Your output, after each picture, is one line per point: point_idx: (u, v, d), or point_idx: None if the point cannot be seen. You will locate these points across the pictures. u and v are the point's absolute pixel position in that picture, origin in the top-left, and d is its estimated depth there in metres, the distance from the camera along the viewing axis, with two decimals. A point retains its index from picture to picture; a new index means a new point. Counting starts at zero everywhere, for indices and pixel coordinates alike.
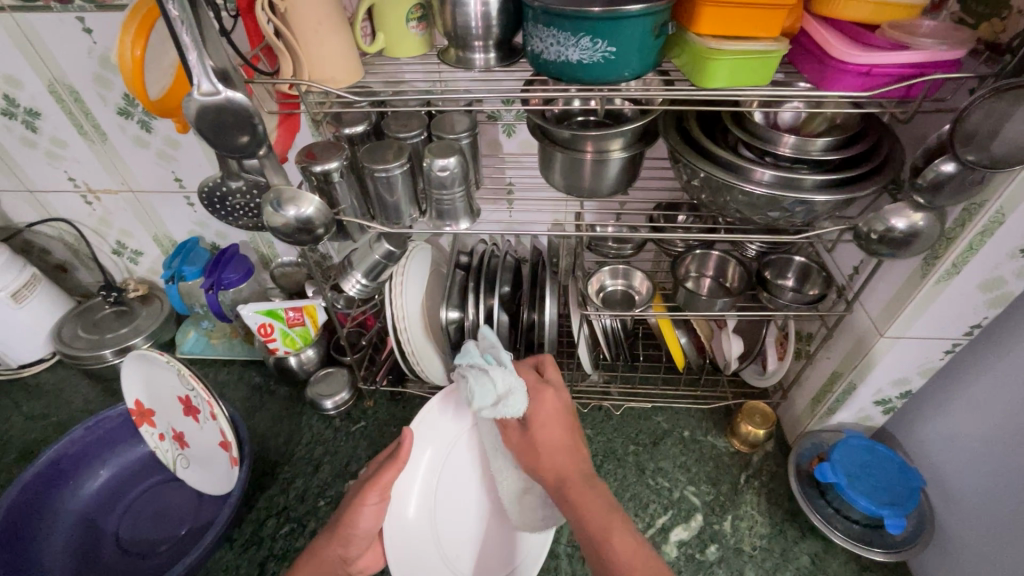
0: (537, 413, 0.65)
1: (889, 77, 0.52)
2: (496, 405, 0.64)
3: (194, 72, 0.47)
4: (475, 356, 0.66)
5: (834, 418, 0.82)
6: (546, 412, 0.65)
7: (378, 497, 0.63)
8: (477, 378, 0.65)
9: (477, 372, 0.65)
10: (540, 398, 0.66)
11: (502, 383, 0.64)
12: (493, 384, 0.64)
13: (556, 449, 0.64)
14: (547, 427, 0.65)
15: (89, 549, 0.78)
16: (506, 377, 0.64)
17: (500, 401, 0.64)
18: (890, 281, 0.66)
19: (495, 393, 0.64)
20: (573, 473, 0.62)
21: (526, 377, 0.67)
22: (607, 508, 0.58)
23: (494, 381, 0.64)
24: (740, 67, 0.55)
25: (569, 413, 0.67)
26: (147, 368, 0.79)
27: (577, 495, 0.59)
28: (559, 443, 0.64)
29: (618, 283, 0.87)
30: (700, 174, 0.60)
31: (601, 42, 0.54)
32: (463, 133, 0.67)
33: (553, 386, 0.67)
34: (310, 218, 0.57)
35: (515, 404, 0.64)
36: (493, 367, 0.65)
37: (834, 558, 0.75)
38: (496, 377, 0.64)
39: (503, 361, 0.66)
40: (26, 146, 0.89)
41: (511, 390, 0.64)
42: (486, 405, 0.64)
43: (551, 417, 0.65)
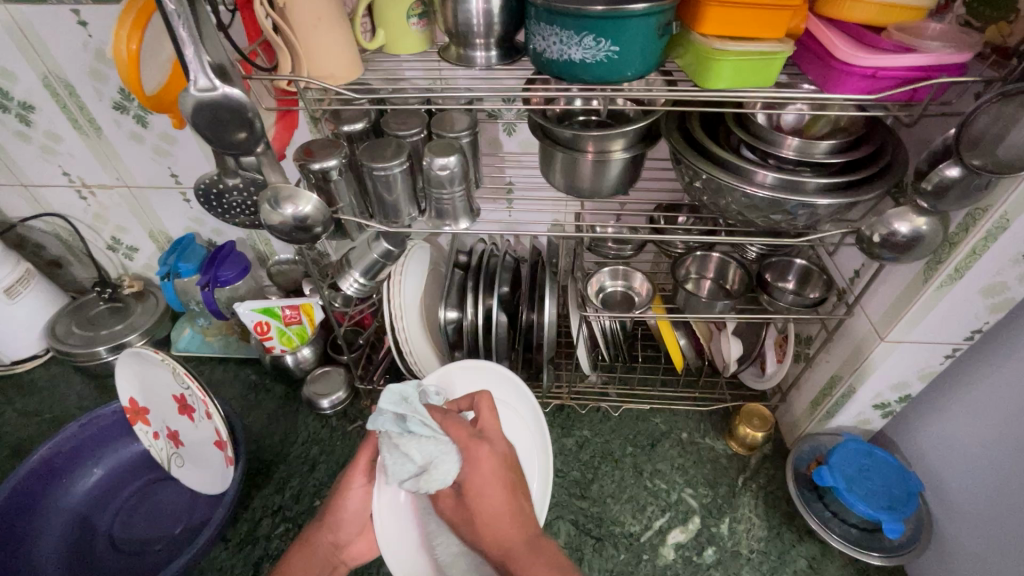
0: (470, 479, 0.56)
1: (895, 80, 0.52)
2: (417, 479, 0.56)
3: (190, 67, 0.46)
4: (389, 423, 0.57)
5: (833, 422, 0.81)
6: (478, 476, 0.56)
7: (364, 479, 0.67)
8: (393, 451, 0.57)
9: (393, 443, 0.58)
10: (472, 459, 0.57)
11: (419, 454, 0.56)
12: (410, 457, 0.56)
13: (496, 517, 0.56)
14: (482, 493, 0.56)
15: (82, 547, 0.78)
16: (425, 446, 0.56)
17: (421, 476, 0.55)
18: (892, 285, 0.65)
19: (412, 468, 0.56)
20: (514, 542, 0.55)
21: (454, 434, 0.58)
22: (557, 575, 0.52)
23: (410, 454, 0.56)
24: (745, 68, 0.54)
25: (509, 466, 0.58)
26: (141, 366, 0.79)
27: (518, 566, 0.53)
28: (498, 510, 0.56)
29: (619, 284, 0.87)
30: (702, 175, 0.59)
31: (605, 41, 0.53)
32: (463, 131, 0.66)
33: (487, 439, 0.58)
34: (307, 217, 0.56)
35: (439, 476, 0.55)
36: (408, 438, 0.56)
37: (831, 561, 0.75)
38: (412, 450, 0.56)
39: (420, 428, 0.57)
40: (19, 140, 0.88)
41: (432, 462, 0.55)
42: (406, 480, 0.56)
43: (489, 476, 0.56)
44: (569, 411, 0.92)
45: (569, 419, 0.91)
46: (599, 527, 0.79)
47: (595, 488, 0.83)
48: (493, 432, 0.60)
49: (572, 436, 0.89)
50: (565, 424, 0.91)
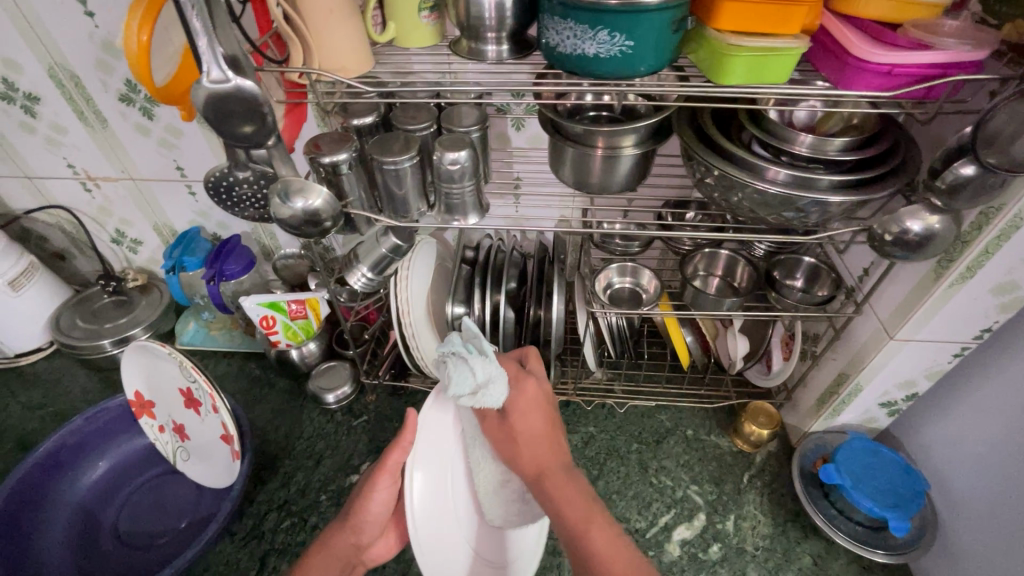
0: (516, 404, 0.60)
1: (911, 77, 0.52)
2: (475, 395, 0.57)
3: (204, 58, 0.45)
4: (457, 344, 0.58)
5: (838, 419, 0.81)
6: (524, 402, 0.61)
7: (389, 480, 0.63)
8: (454, 365, 0.57)
9: (458, 358, 0.57)
10: (521, 387, 0.62)
11: (482, 371, 0.57)
12: (473, 372, 0.56)
13: (534, 439, 0.59)
14: (524, 417, 0.60)
15: (87, 541, 0.77)
16: (487, 366, 0.57)
17: (479, 391, 0.57)
18: (901, 283, 0.65)
19: (473, 382, 0.56)
20: (550, 464, 0.58)
21: (507, 367, 0.64)
22: (586, 500, 0.54)
23: (475, 370, 0.56)
24: (759, 65, 0.54)
25: (550, 406, 0.63)
26: (147, 359, 0.78)
27: (553, 484, 0.56)
28: (538, 433, 0.60)
29: (626, 281, 0.86)
30: (714, 172, 0.59)
31: (619, 36, 0.53)
32: (473, 126, 0.66)
33: (534, 376, 0.64)
34: (318, 211, 0.56)
35: (495, 395, 0.57)
36: (473, 354, 0.57)
37: (836, 559, 0.75)
38: (477, 366, 0.57)
39: (486, 351, 0.59)
40: (24, 131, 0.88)
41: (492, 379, 0.57)
42: (462, 394, 0.56)
43: (532, 402, 0.61)
44: (575, 407, 0.92)
45: (574, 416, 0.91)
46: None
47: (600, 484, 0.83)
48: (539, 375, 0.66)
49: (578, 432, 0.89)
50: (571, 420, 0.91)
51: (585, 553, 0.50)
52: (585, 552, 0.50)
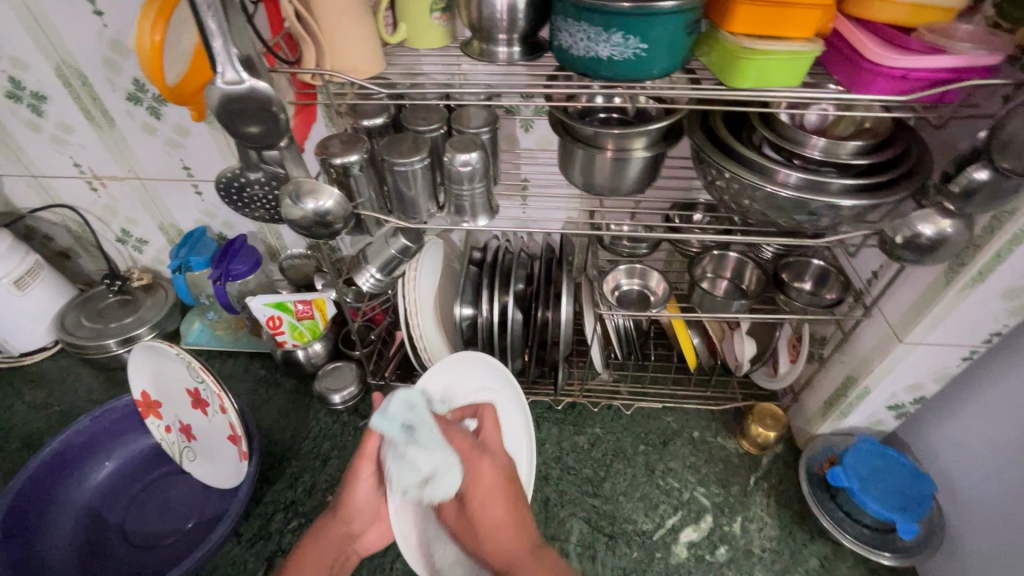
0: (473, 491, 0.59)
1: (925, 82, 0.52)
2: (423, 485, 0.57)
3: (218, 59, 0.45)
4: (395, 429, 0.57)
5: (845, 422, 0.82)
6: (481, 487, 0.59)
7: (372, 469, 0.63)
8: (397, 458, 0.57)
9: (397, 451, 0.57)
10: (475, 471, 0.59)
11: (425, 463, 0.56)
12: (416, 465, 0.56)
13: (499, 528, 0.58)
14: (484, 507, 0.58)
15: (94, 541, 0.77)
16: (431, 456, 0.56)
17: (426, 483, 0.56)
18: (911, 286, 0.65)
19: (419, 474, 0.56)
20: (516, 551, 0.57)
21: (458, 445, 0.59)
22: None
23: (417, 464, 0.56)
24: (774, 67, 0.54)
25: (510, 479, 0.61)
26: (154, 359, 0.78)
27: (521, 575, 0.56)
28: (500, 522, 0.58)
29: (634, 283, 0.86)
30: (727, 174, 0.59)
31: (633, 39, 0.52)
32: (484, 128, 0.66)
33: (489, 452, 0.61)
34: (328, 212, 0.56)
35: (445, 486, 0.57)
36: (414, 446, 0.56)
37: (843, 561, 0.75)
38: (418, 458, 0.56)
39: (426, 436, 0.57)
40: (31, 130, 0.88)
41: (438, 472, 0.56)
42: (409, 488, 0.57)
43: (491, 487, 0.59)
44: (581, 409, 0.92)
45: (580, 417, 0.91)
46: (611, 525, 0.79)
47: (607, 486, 0.83)
48: (495, 445, 0.62)
49: (584, 434, 0.89)
50: (577, 422, 0.91)
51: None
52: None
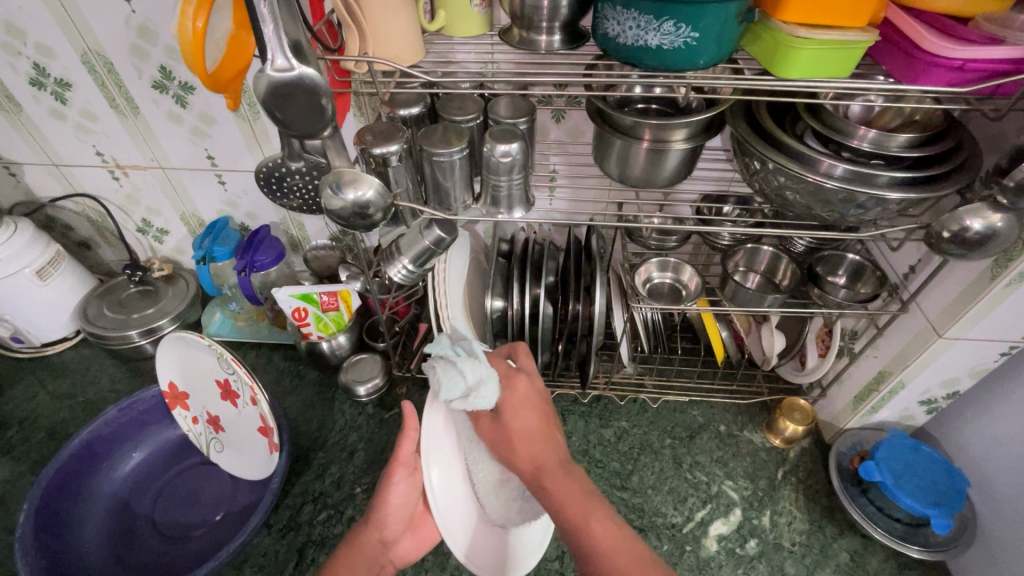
0: (509, 402, 0.59)
1: (980, 73, 0.51)
2: (467, 398, 0.57)
3: (268, 45, 0.44)
4: (445, 346, 0.60)
5: (875, 417, 0.82)
6: (517, 398, 0.59)
7: (408, 470, 0.66)
8: (445, 368, 0.57)
9: (448, 361, 0.58)
10: (512, 385, 0.60)
11: (472, 373, 0.57)
12: (464, 375, 0.57)
13: (530, 435, 0.57)
14: (518, 415, 0.58)
15: (124, 531, 0.77)
16: (478, 368, 0.58)
17: (471, 393, 0.57)
18: (954, 281, 0.65)
19: (464, 385, 0.56)
20: (547, 461, 0.55)
21: (496, 364, 0.61)
22: (584, 497, 0.53)
23: (465, 371, 0.57)
24: (824, 59, 0.53)
25: (544, 400, 0.61)
26: (184, 350, 0.77)
27: (553, 486, 0.53)
28: (534, 428, 0.58)
29: (666, 276, 0.85)
30: (769, 164, 0.58)
31: (684, 27, 0.51)
32: (523, 118, 0.64)
33: (525, 372, 0.62)
34: (368, 202, 0.54)
35: (486, 397, 0.57)
36: (463, 357, 0.58)
37: (873, 555, 0.75)
38: (467, 367, 0.57)
39: (476, 352, 0.59)
40: (54, 118, 0.86)
41: (483, 381, 0.57)
42: (453, 398, 0.57)
43: (524, 399, 0.59)
44: (606, 402, 0.92)
45: (606, 410, 0.91)
46: (641, 518, 0.79)
47: (635, 479, 0.83)
48: (532, 371, 0.63)
49: (610, 427, 0.89)
50: (603, 415, 0.90)
51: (582, 542, 0.50)
52: (580, 536, 0.50)
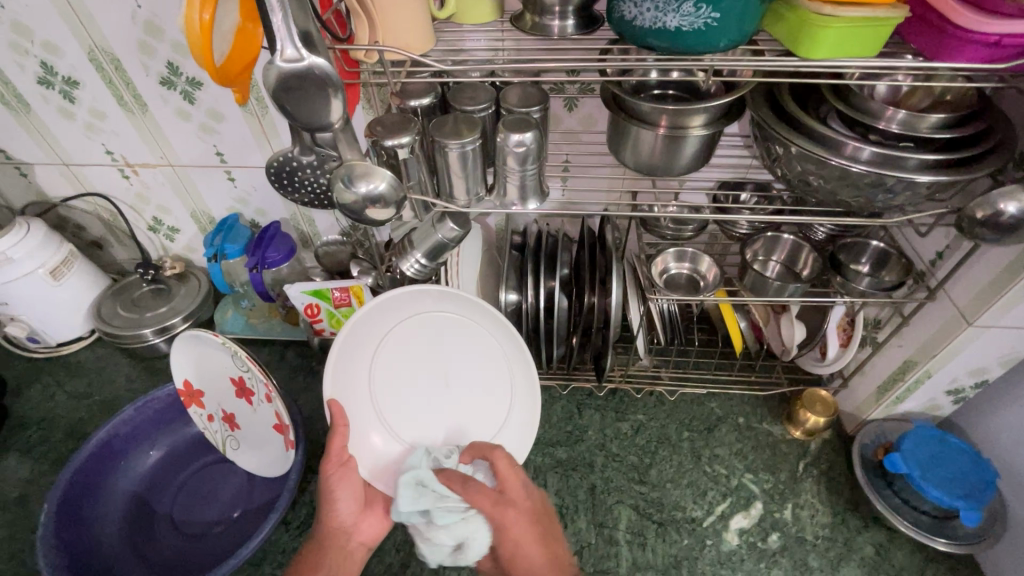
0: (503, 544, 0.58)
1: (1016, 48, 0.49)
2: (456, 553, 0.60)
3: (278, 35, 0.43)
4: (415, 514, 0.61)
5: (900, 407, 0.80)
6: (510, 540, 0.58)
7: (338, 463, 0.62)
8: (426, 539, 0.60)
9: (422, 533, 0.61)
10: (504, 525, 0.58)
11: (452, 536, 0.59)
12: (442, 543, 0.59)
13: (539, 571, 0.56)
14: (521, 554, 0.57)
15: (142, 529, 0.78)
16: (454, 531, 0.59)
17: (459, 551, 0.60)
18: (985, 267, 0.63)
19: (449, 548, 0.60)
20: None
21: (479, 503, 0.59)
22: None
23: (441, 540, 0.59)
24: (852, 37, 0.51)
25: (535, 521, 0.60)
26: (196, 348, 0.77)
27: None
28: (540, 564, 0.57)
29: (684, 266, 0.83)
30: (792, 149, 0.56)
31: (705, 7, 0.49)
32: (536, 106, 0.62)
33: (511, 501, 0.60)
34: (381, 195, 0.53)
35: (477, 547, 0.59)
36: (436, 526, 0.60)
37: (899, 549, 0.74)
38: (442, 534, 0.59)
39: (445, 506, 0.60)
40: (63, 118, 0.86)
41: (465, 541, 0.59)
42: (444, 556, 0.61)
43: (520, 536, 0.58)
44: (623, 395, 0.91)
45: (622, 403, 0.90)
46: (660, 512, 0.78)
47: (654, 473, 0.82)
48: (514, 496, 0.61)
49: (626, 421, 0.88)
50: (619, 408, 0.89)
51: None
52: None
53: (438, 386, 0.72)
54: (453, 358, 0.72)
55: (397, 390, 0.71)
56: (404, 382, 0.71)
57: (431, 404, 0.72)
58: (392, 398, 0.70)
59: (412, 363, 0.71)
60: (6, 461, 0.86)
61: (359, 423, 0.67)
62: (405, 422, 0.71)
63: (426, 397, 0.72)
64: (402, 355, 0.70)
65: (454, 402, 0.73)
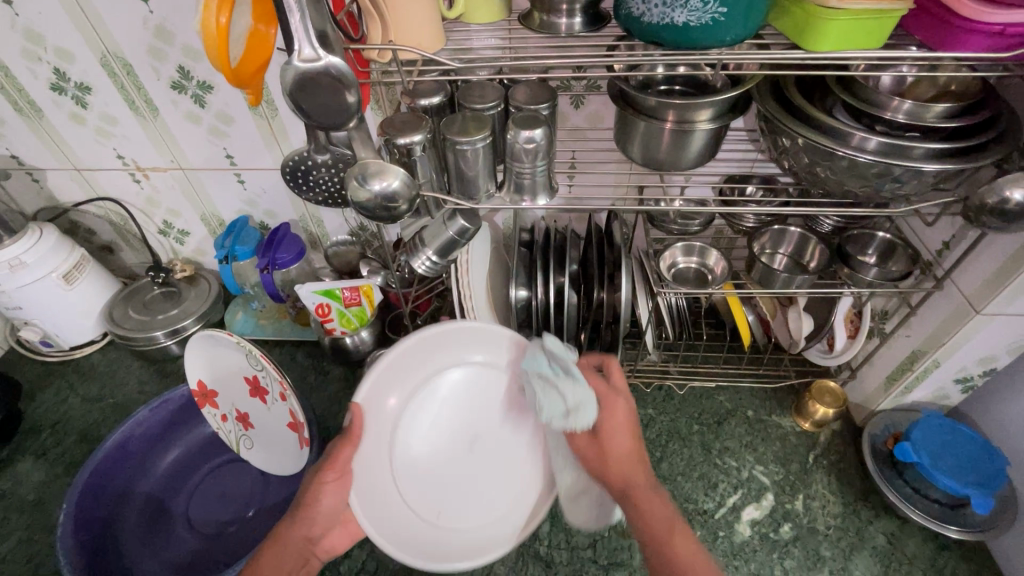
0: (608, 423, 0.60)
1: (1021, 38, 0.49)
2: (567, 417, 0.60)
3: (296, 35, 0.44)
4: (544, 365, 0.62)
5: (909, 397, 0.81)
6: (615, 422, 0.60)
7: (336, 474, 0.59)
8: (546, 390, 0.61)
9: (547, 381, 0.62)
10: (610, 407, 0.61)
11: (571, 395, 0.60)
12: (563, 396, 0.60)
13: (626, 460, 0.59)
14: (617, 439, 0.60)
15: (159, 529, 0.79)
16: (577, 391, 0.60)
17: (572, 413, 0.59)
18: (992, 255, 0.63)
19: (564, 406, 0.60)
20: (638, 480, 0.58)
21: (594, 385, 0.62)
22: (672, 521, 0.56)
23: (564, 394, 0.60)
24: (856, 31, 0.51)
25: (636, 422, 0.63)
26: (210, 347, 0.77)
27: (642, 506, 0.57)
28: (628, 453, 0.59)
29: (692, 261, 0.84)
30: (799, 141, 0.57)
31: (712, 3, 0.50)
32: (544, 104, 0.63)
33: (622, 393, 0.63)
34: (395, 193, 0.54)
35: (586, 417, 0.59)
36: (562, 379, 0.61)
37: (911, 538, 0.74)
38: (566, 389, 0.60)
39: (572, 371, 0.61)
40: (75, 123, 0.87)
41: (582, 402, 0.59)
42: (555, 418, 0.60)
43: (621, 425, 0.60)
44: (632, 390, 0.92)
45: (631, 398, 0.91)
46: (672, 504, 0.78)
47: (665, 466, 0.82)
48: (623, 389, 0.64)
49: (636, 415, 0.89)
50: None
51: (672, 560, 0.54)
52: (670, 559, 0.54)
53: (461, 446, 0.70)
54: (485, 425, 0.71)
55: (422, 433, 0.69)
56: (428, 431, 0.69)
57: (442, 464, 0.69)
58: (411, 441, 0.68)
59: (445, 410, 0.70)
60: (23, 463, 0.87)
61: (370, 448, 0.64)
62: (418, 472, 0.68)
63: (444, 453, 0.69)
64: (438, 399, 0.70)
65: (466, 471, 0.69)
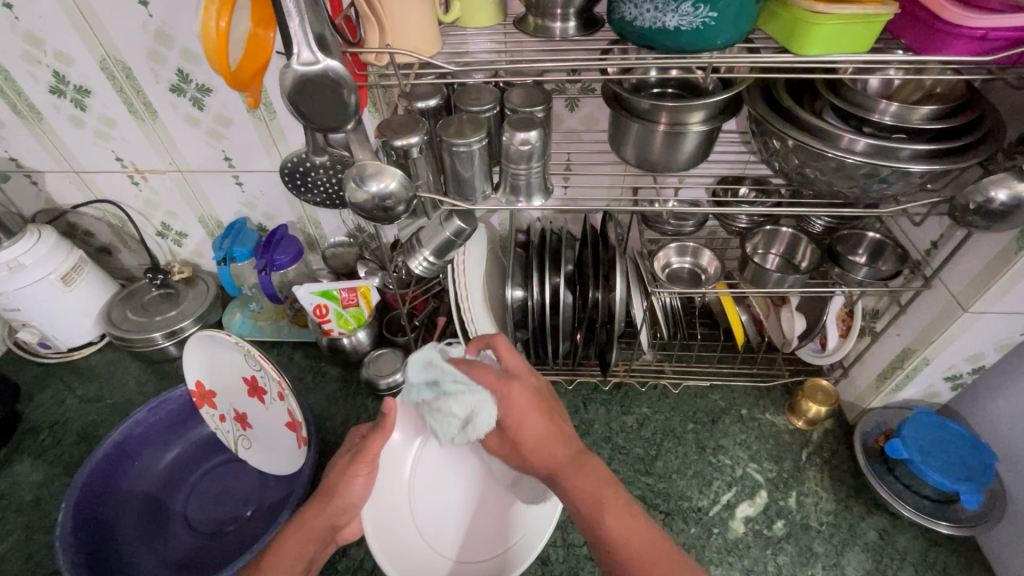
0: (508, 414, 0.57)
1: (1003, 42, 0.51)
2: (466, 428, 0.58)
3: (295, 38, 0.45)
4: (423, 390, 0.60)
5: (900, 395, 0.82)
6: (515, 409, 0.57)
7: (370, 468, 0.60)
8: (436, 414, 0.60)
9: (433, 406, 0.60)
10: (505, 396, 0.57)
11: (459, 408, 0.58)
12: (454, 412, 0.58)
13: (539, 443, 0.55)
14: (523, 427, 0.56)
15: (158, 528, 0.79)
16: (463, 400, 0.58)
17: (468, 423, 0.58)
18: (980, 253, 0.65)
19: (458, 420, 0.58)
20: (558, 459, 0.54)
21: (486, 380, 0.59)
22: (602, 486, 0.52)
23: (451, 411, 0.58)
24: (844, 35, 0.53)
25: (542, 395, 0.59)
26: (208, 347, 0.78)
27: (567, 483, 0.53)
28: (540, 434, 0.56)
29: (685, 261, 0.85)
30: (789, 142, 0.58)
31: (703, 7, 0.51)
32: (539, 106, 0.64)
33: (515, 376, 0.59)
34: (392, 194, 0.54)
35: (483, 420, 0.57)
36: (445, 397, 0.59)
37: (902, 533, 0.75)
38: (453, 405, 0.58)
39: (451, 385, 0.59)
40: (73, 126, 0.88)
41: (471, 411, 0.57)
42: (457, 432, 0.59)
43: (523, 408, 0.57)
44: (627, 389, 0.92)
45: (626, 397, 0.91)
46: (667, 502, 0.79)
47: (659, 464, 0.83)
48: (520, 370, 0.60)
49: (631, 414, 0.89)
50: (624, 402, 0.91)
51: (602, 536, 0.49)
52: (602, 535, 0.49)
53: (477, 479, 0.75)
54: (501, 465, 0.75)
55: (444, 457, 0.76)
56: (452, 458, 0.76)
57: (455, 494, 0.74)
58: (435, 464, 0.75)
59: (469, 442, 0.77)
60: (21, 464, 0.87)
61: (399, 452, 0.73)
62: (433, 493, 0.74)
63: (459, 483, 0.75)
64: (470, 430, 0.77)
65: (475, 505, 0.73)
